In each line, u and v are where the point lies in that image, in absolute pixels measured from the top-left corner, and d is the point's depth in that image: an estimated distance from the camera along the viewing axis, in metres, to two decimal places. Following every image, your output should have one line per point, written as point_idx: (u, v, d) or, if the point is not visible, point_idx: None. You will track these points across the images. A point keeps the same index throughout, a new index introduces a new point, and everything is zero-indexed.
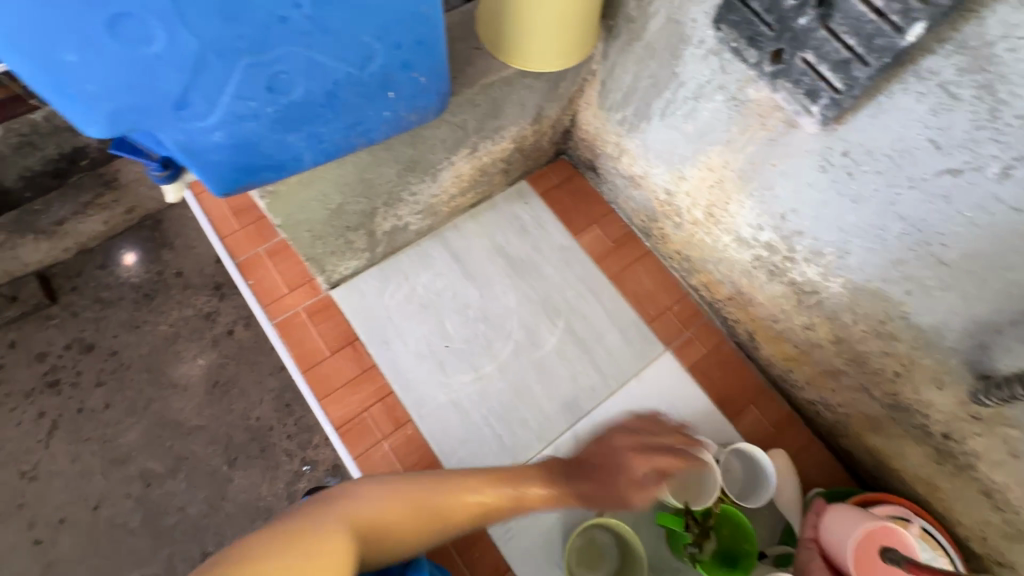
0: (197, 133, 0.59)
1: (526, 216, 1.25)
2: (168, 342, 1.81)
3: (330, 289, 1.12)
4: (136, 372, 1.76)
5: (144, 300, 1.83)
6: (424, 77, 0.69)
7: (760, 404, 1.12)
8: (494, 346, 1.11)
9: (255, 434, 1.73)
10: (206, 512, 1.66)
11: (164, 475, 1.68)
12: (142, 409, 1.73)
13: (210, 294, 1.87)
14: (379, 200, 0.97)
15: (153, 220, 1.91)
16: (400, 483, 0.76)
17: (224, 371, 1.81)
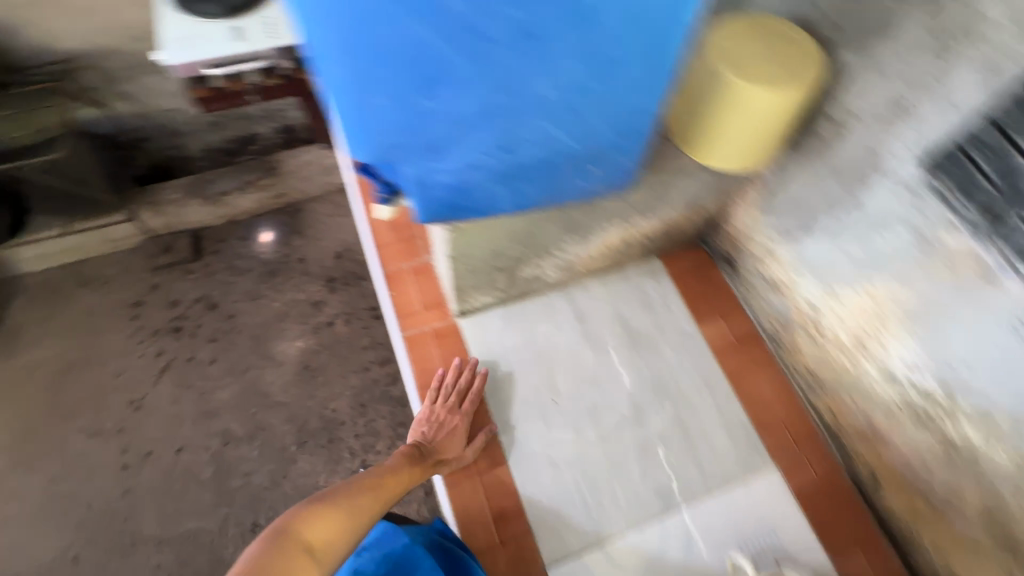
0: (434, 172, 0.69)
1: (653, 293, 1.27)
2: (278, 320, 2.09)
3: (459, 318, 1.20)
4: (243, 338, 2.05)
5: (269, 277, 2.14)
6: (625, 160, 0.76)
7: (872, 555, 1.03)
8: (598, 413, 1.13)
9: (327, 424, 1.93)
10: (268, 485, 1.85)
11: (243, 437, 1.91)
12: (241, 371, 2.00)
13: (321, 287, 2.13)
14: (532, 252, 1.04)
15: (294, 210, 2.27)
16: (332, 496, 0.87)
17: (315, 358, 2.03)
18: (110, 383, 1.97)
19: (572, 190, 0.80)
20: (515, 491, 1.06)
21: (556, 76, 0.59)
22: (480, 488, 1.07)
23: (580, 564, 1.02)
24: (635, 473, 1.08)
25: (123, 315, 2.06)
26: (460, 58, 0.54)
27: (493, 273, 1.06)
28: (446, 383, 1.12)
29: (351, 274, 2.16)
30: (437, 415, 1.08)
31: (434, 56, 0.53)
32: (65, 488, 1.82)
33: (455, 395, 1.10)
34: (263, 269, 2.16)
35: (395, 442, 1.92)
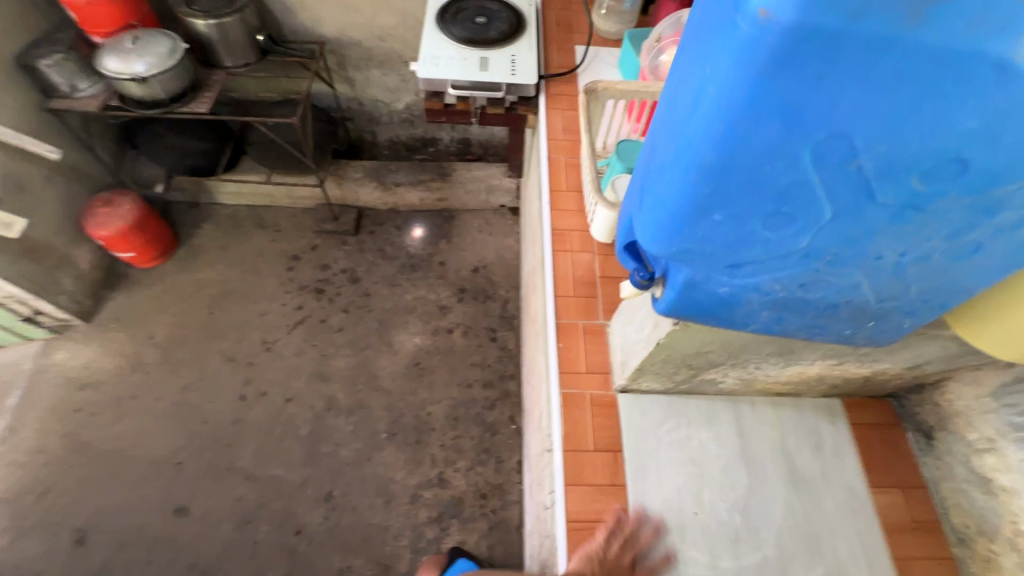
0: (714, 281, 0.68)
1: (825, 435, 1.17)
2: (407, 311, 2.25)
3: (618, 391, 1.18)
4: (372, 317, 2.22)
5: (408, 268, 2.34)
6: (901, 320, 0.72)
7: None
8: (741, 546, 1.05)
9: (418, 424, 2.01)
10: (352, 462, 1.94)
11: (344, 407, 2.04)
12: (361, 347, 2.16)
13: (452, 293, 2.29)
14: (728, 361, 1.00)
15: (449, 215, 2.49)
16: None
17: (428, 357, 2.15)
18: (254, 320, 2.20)
19: (827, 329, 0.77)
20: None
21: (906, 241, 0.56)
22: None
23: None
24: None
25: (281, 265, 2.32)
26: (829, 205, 0.53)
27: (682, 367, 1.04)
28: (589, 461, 1.11)
29: (480, 291, 2.29)
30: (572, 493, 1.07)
31: (804, 196, 0.53)
32: (191, 398, 2.04)
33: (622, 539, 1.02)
34: (406, 261, 2.36)
35: (475, 465, 1.94)
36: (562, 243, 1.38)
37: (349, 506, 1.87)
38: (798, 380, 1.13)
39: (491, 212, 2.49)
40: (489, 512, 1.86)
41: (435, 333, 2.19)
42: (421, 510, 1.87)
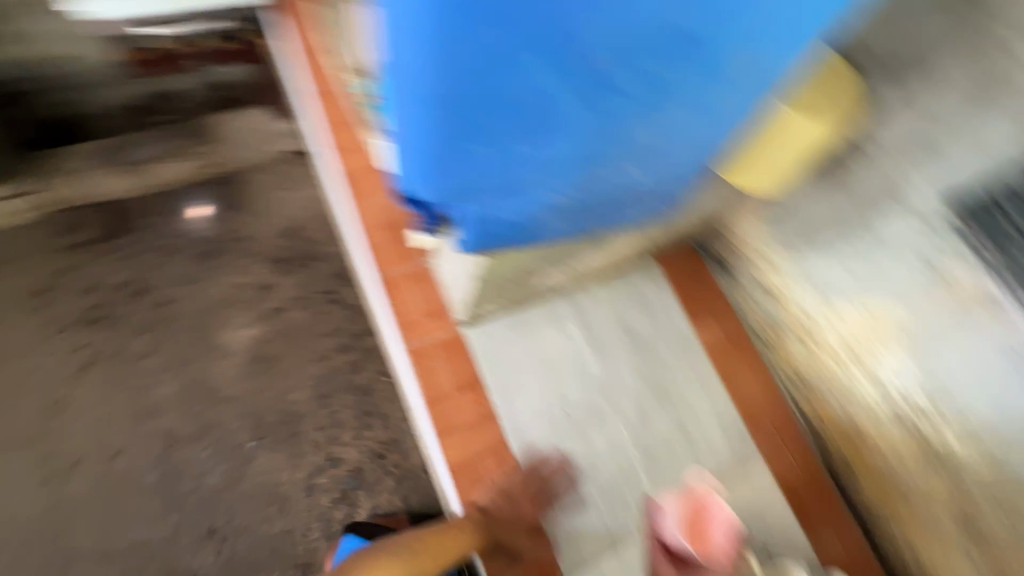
0: (500, 208, 0.63)
1: (650, 294, 1.28)
2: (222, 305, 1.75)
3: (463, 327, 1.17)
4: (181, 327, 1.72)
5: (205, 257, 1.79)
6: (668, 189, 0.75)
7: (841, 530, 1.15)
8: (607, 420, 1.15)
9: (286, 419, 1.67)
10: (224, 486, 1.60)
11: (188, 436, 1.63)
12: (181, 365, 1.69)
13: (269, 267, 1.80)
14: (551, 262, 0.98)
15: (223, 179, 1.87)
16: (398, 550, 1.03)
17: (268, 347, 1.74)
18: (17, 378, 1.61)
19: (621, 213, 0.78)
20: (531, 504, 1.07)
21: (657, 121, 0.55)
22: (495, 501, 1.09)
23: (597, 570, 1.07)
24: (643, 477, 1.13)
25: (24, 300, 1.67)
26: (579, 108, 0.48)
27: (511, 282, 1.00)
28: (452, 405, 1.12)
29: (308, 254, 1.84)
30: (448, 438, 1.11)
31: (548, 104, 0.47)
32: None
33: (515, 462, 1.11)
34: (197, 248, 1.79)
35: (363, 430, 1.67)
36: (359, 190, 1.23)
37: (239, 532, 1.56)
38: (620, 254, 1.17)
39: (279, 159, 1.90)
40: (393, 468, 1.65)
41: (266, 317, 1.76)
42: (321, 498, 1.61)
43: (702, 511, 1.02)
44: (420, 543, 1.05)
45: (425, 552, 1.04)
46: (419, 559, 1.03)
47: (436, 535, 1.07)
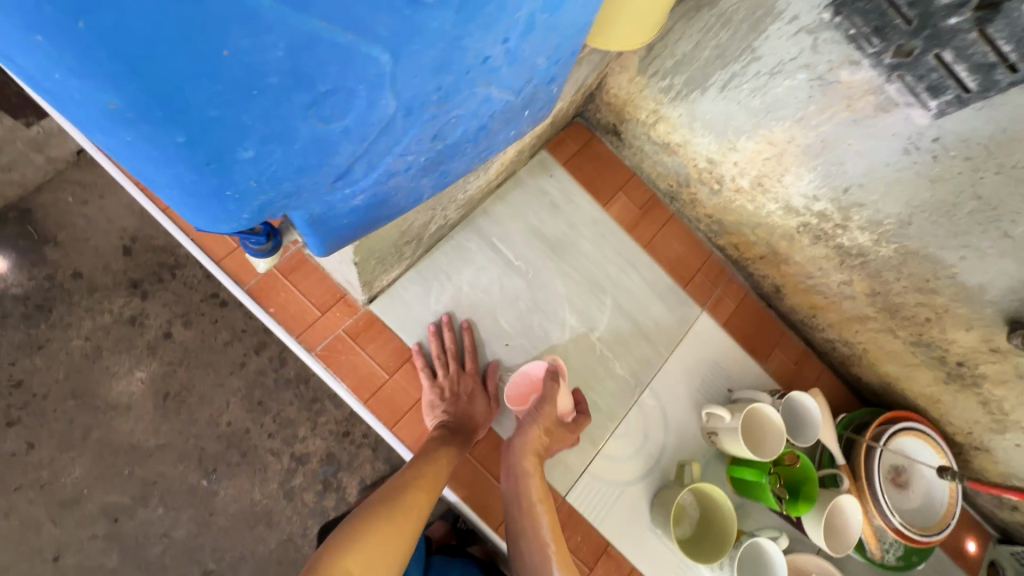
0: (336, 201, 0.45)
1: (553, 190, 1.18)
2: (91, 356, 1.38)
3: (368, 304, 1.00)
4: (58, 402, 1.34)
5: (38, 314, 1.37)
6: (546, 98, 0.58)
7: (782, 345, 1.25)
8: (552, 336, 1.10)
9: (230, 440, 1.39)
10: (197, 532, 1.35)
11: (133, 505, 1.34)
12: (80, 440, 1.34)
13: (129, 294, 1.41)
14: (440, 207, 0.84)
15: (18, 211, 1.41)
16: (379, 517, 0.78)
17: (173, 379, 1.40)
18: None
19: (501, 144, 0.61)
20: None
21: (502, 29, 0.38)
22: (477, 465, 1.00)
23: (590, 479, 1.05)
24: (603, 373, 1.11)
25: None
26: (373, 51, 0.30)
27: (400, 249, 0.85)
28: (392, 390, 0.98)
29: (165, 264, 1.43)
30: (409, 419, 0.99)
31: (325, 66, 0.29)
32: None
33: (457, 360, 1.01)
34: (24, 302, 1.37)
35: (317, 418, 1.44)
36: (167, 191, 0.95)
37: (238, 561, 1.35)
38: (510, 160, 1.02)
39: (67, 164, 1.46)
40: (363, 438, 1.46)
41: (154, 349, 1.40)
42: (305, 496, 1.41)
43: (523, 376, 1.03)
44: (407, 479, 0.85)
45: (407, 505, 0.82)
46: (402, 523, 0.80)
47: (418, 471, 0.86)
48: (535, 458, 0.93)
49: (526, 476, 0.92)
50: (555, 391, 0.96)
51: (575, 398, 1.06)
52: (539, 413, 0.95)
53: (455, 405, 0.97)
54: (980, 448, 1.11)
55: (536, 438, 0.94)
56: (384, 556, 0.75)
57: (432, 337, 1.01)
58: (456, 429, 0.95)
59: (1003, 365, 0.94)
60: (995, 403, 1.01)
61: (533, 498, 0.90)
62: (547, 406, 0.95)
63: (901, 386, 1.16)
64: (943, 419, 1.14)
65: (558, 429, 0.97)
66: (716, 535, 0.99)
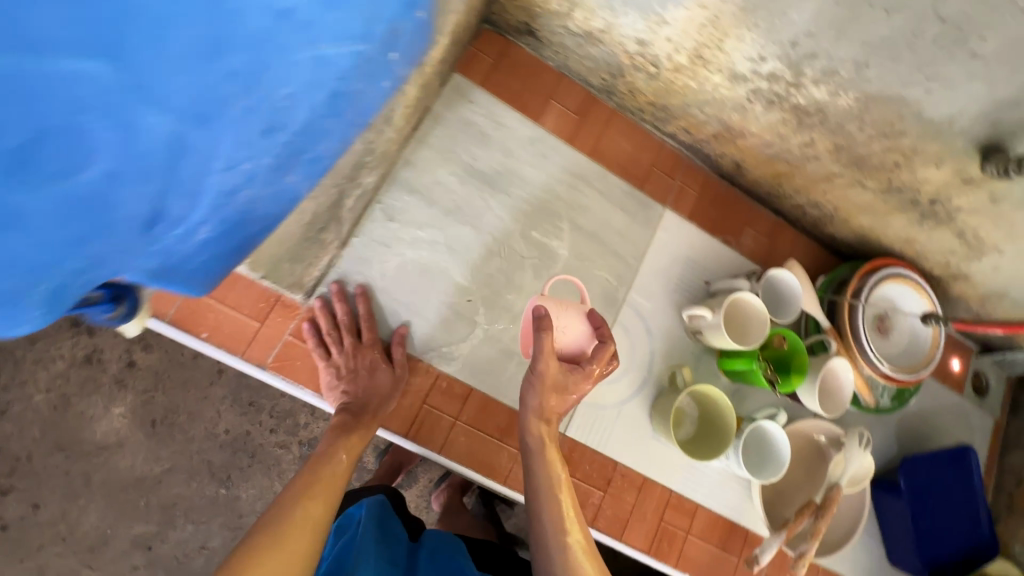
0: (174, 243, 0.39)
1: (478, 117, 1.05)
2: (61, 407, 1.28)
3: (308, 299, 0.91)
4: (46, 457, 1.27)
5: None
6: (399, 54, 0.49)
7: (752, 223, 1.19)
8: (515, 278, 1.03)
9: (235, 446, 1.36)
10: (233, 536, 1.34)
11: (161, 530, 1.31)
12: (84, 488, 1.28)
13: (74, 334, 1.29)
14: (350, 176, 0.73)
15: None
16: (266, 540, 0.63)
17: (156, 405, 1.33)
18: None
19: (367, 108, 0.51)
20: (500, 404, 0.99)
21: None
22: (468, 428, 0.97)
23: (585, 409, 1.03)
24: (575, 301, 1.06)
25: None
26: (80, 63, 0.25)
27: (314, 242, 0.75)
28: None
29: None
30: None
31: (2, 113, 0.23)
32: None
33: (351, 333, 0.91)
34: None
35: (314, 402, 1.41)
36: None
37: None
38: (417, 99, 0.88)
39: None
40: None
41: (123, 382, 1.31)
42: None
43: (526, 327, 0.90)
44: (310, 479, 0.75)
45: (312, 499, 0.71)
46: (298, 540, 0.65)
47: (318, 472, 0.77)
48: (550, 425, 0.83)
49: (546, 456, 0.82)
50: (546, 341, 0.79)
51: (593, 322, 0.88)
52: (536, 373, 0.80)
53: (357, 380, 0.89)
54: (959, 276, 1.11)
55: (541, 399, 0.81)
56: (299, 555, 0.64)
57: (334, 301, 0.91)
58: (360, 410, 0.88)
59: (976, 195, 0.90)
60: (972, 232, 0.99)
61: (554, 481, 0.80)
62: (542, 359, 0.80)
63: (876, 235, 1.12)
64: (921, 257, 1.12)
65: (570, 376, 0.82)
66: (716, 432, 1.02)
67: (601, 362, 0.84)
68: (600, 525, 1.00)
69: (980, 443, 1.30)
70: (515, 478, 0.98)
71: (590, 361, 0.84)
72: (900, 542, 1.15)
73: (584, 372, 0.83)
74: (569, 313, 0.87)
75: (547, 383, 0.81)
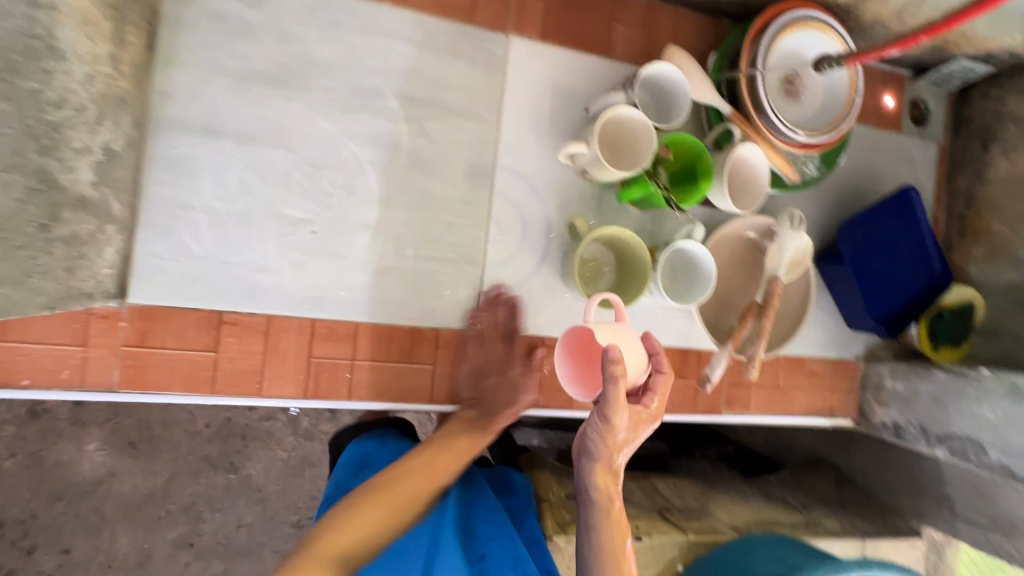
0: None
1: (231, 3, 0.80)
2: (35, 465, 1.23)
3: (125, 300, 0.78)
4: (47, 508, 1.23)
5: None
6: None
7: (620, 17, 0.98)
8: (360, 185, 0.87)
9: (221, 434, 1.32)
10: (263, 507, 1.35)
11: (193, 528, 1.31)
12: (101, 520, 1.26)
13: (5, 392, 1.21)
14: (30, 146, 0.54)
15: None
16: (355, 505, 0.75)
17: (124, 427, 1.27)
18: None
19: None
20: (395, 326, 0.89)
21: None
22: (371, 364, 0.88)
23: (490, 298, 0.93)
24: (445, 187, 0.90)
25: None
26: None
27: (46, 243, 0.59)
28: (230, 362, 0.82)
29: None
30: (254, 357, 0.83)
31: None
32: None
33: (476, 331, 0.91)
34: None
35: None
36: None
37: (314, 501, 1.38)
38: (110, 4, 0.65)
39: None
40: None
41: (82, 420, 1.25)
42: (323, 428, 1.38)
43: (580, 360, 0.79)
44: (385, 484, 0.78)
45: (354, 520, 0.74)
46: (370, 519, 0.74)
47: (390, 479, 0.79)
48: (616, 479, 0.81)
49: (609, 512, 0.80)
50: (620, 391, 0.72)
51: (648, 347, 0.81)
52: (606, 425, 0.75)
53: (494, 382, 0.92)
54: None
55: (611, 450, 0.78)
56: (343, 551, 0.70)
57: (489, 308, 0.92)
58: (479, 403, 0.91)
59: None
60: None
61: (615, 545, 0.79)
62: (614, 413, 0.74)
63: None
64: None
65: (636, 420, 0.79)
66: (635, 272, 0.92)
67: (660, 397, 0.81)
68: (543, 402, 0.96)
69: (924, 177, 1.21)
70: (441, 392, 0.91)
71: (650, 397, 0.80)
72: (853, 305, 1.11)
73: (647, 411, 0.80)
74: (630, 339, 0.78)
75: (615, 437, 0.78)
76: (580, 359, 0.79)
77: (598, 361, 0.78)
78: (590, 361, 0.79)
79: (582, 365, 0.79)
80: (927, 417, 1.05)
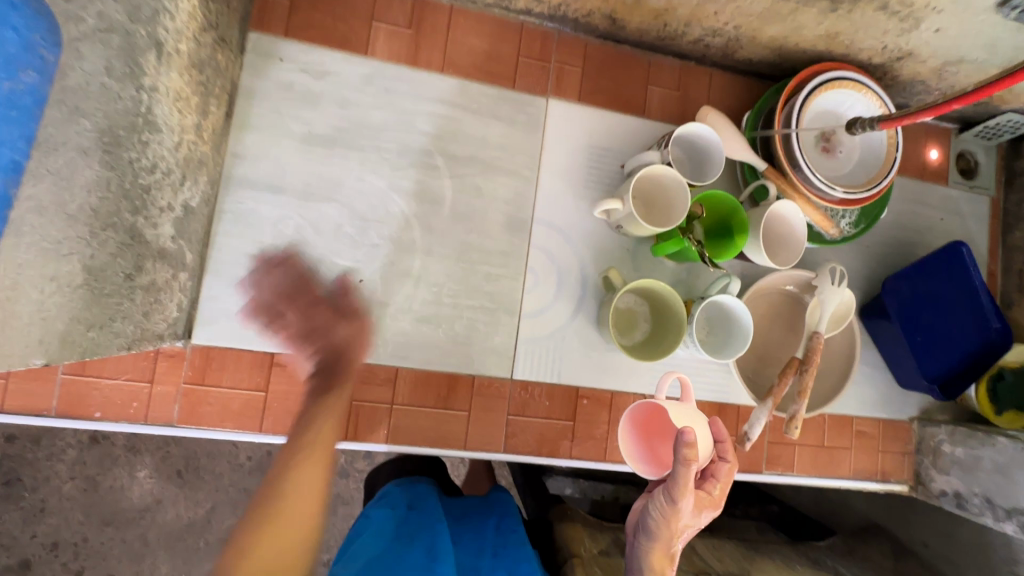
0: None
1: (297, 75, 0.90)
2: (90, 489, 1.30)
3: (189, 340, 0.85)
4: (98, 532, 1.29)
5: (11, 488, 1.27)
6: (7, 81, 0.45)
7: (655, 79, 1.02)
8: (404, 236, 0.92)
9: (259, 467, 1.37)
10: None
11: None
12: (144, 548, 1.31)
13: None
14: (125, 208, 0.61)
15: None
16: None
17: (173, 457, 1.34)
18: None
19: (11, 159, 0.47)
20: (431, 371, 0.92)
21: None
22: (408, 407, 0.91)
23: (525, 345, 0.95)
24: (483, 239, 0.95)
25: None
26: None
27: (130, 290, 0.66)
28: (277, 402, 0.87)
29: None
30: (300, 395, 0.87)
31: None
32: None
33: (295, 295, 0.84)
34: None
35: None
36: None
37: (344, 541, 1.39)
38: (199, 81, 0.74)
39: None
40: None
41: (136, 448, 1.32)
42: (357, 467, 1.41)
43: (650, 438, 0.82)
44: None
45: None
46: None
47: None
48: (673, 563, 0.77)
49: None
50: (689, 475, 0.72)
51: (714, 433, 0.80)
52: (670, 505, 0.75)
53: (318, 343, 0.82)
54: (904, 57, 0.93)
55: (672, 530, 0.76)
56: None
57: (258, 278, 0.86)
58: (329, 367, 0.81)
59: None
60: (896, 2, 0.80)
61: None
62: (680, 492, 0.73)
63: (791, 45, 0.95)
64: (854, 50, 0.94)
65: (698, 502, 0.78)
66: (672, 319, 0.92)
67: (722, 483, 0.80)
68: (579, 451, 0.96)
69: (977, 232, 1.17)
70: (475, 439, 0.93)
71: (712, 482, 0.80)
72: (902, 363, 1.06)
73: (708, 497, 0.79)
74: (698, 423, 0.78)
75: (678, 519, 0.76)
76: (646, 435, 0.82)
77: (667, 436, 0.80)
78: (658, 439, 0.81)
79: (651, 440, 0.82)
80: (993, 488, 0.97)
